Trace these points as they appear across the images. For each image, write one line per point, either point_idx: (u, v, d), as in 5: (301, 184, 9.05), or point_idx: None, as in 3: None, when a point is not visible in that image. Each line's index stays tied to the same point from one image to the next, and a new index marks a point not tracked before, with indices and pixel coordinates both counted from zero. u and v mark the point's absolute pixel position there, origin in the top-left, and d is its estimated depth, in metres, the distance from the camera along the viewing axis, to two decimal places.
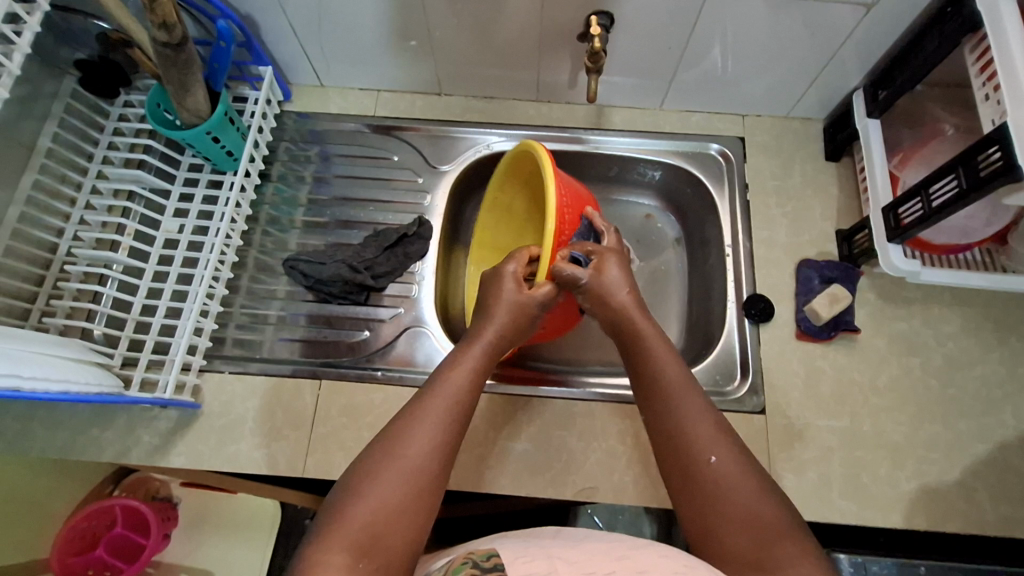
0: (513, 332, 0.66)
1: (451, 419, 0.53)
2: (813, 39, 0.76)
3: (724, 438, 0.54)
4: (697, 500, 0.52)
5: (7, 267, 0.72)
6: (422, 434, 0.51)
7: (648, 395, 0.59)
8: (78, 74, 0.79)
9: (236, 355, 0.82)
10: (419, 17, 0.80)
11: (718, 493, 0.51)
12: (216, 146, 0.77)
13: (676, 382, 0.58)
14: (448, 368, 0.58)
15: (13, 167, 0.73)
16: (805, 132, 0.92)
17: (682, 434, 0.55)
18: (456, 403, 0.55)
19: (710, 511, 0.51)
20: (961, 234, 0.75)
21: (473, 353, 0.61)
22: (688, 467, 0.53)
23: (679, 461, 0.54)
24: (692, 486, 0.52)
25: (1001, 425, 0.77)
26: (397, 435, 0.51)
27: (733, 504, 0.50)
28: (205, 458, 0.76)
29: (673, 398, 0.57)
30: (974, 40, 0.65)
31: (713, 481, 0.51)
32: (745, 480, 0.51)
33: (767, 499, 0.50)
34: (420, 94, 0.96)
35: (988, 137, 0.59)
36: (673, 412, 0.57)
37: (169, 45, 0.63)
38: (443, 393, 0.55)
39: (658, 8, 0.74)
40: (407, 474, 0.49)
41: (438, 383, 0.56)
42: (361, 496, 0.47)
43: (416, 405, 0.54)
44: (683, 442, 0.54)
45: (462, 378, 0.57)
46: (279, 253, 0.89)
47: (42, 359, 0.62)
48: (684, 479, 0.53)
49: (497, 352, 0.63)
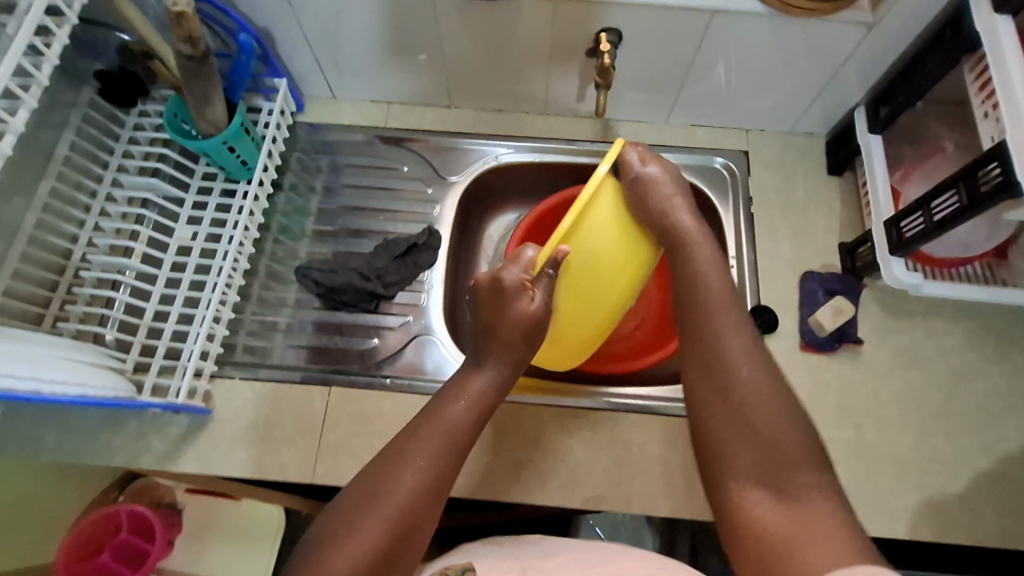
0: (508, 351, 0.60)
1: (442, 456, 0.54)
2: (817, 57, 0.78)
3: (757, 358, 0.57)
4: (732, 420, 0.54)
5: (22, 273, 0.73)
6: (411, 474, 0.52)
7: (691, 304, 0.61)
8: (96, 84, 0.81)
9: (246, 361, 0.83)
10: (433, 31, 0.82)
11: (745, 405, 0.55)
12: (232, 156, 0.79)
13: (719, 302, 0.61)
14: (445, 399, 0.58)
15: (31, 175, 0.74)
16: (808, 147, 0.94)
17: (718, 350, 0.58)
18: (449, 438, 0.55)
19: (742, 416, 0.54)
20: (962, 248, 0.76)
21: (476, 381, 0.59)
22: (716, 376, 0.57)
23: (713, 373, 0.57)
24: (721, 392, 0.56)
25: (1005, 439, 0.78)
26: (389, 472, 0.52)
27: (764, 418, 0.54)
28: (216, 463, 0.78)
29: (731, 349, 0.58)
30: (972, 60, 0.68)
31: (741, 393, 0.55)
32: (776, 400, 0.55)
33: (799, 426, 0.53)
34: (430, 107, 0.98)
35: (989, 154, 0.61)
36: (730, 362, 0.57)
37: (193, 58, 0.65)
38: (437, 429, 0.55)
39: (666, 28, 0.76)
40: (393, 516, 0.50)
41: (433, 417, 0.56)
42: (345, 538, 0.49)
43: (409, 439, 0.54)
44: (721, 358, 0.57)
45: (463, 413, 0.57)
46: (290, 261, 0.90)
47: (61, 363, 0.63)
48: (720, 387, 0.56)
49: (504, 384, 0.61)
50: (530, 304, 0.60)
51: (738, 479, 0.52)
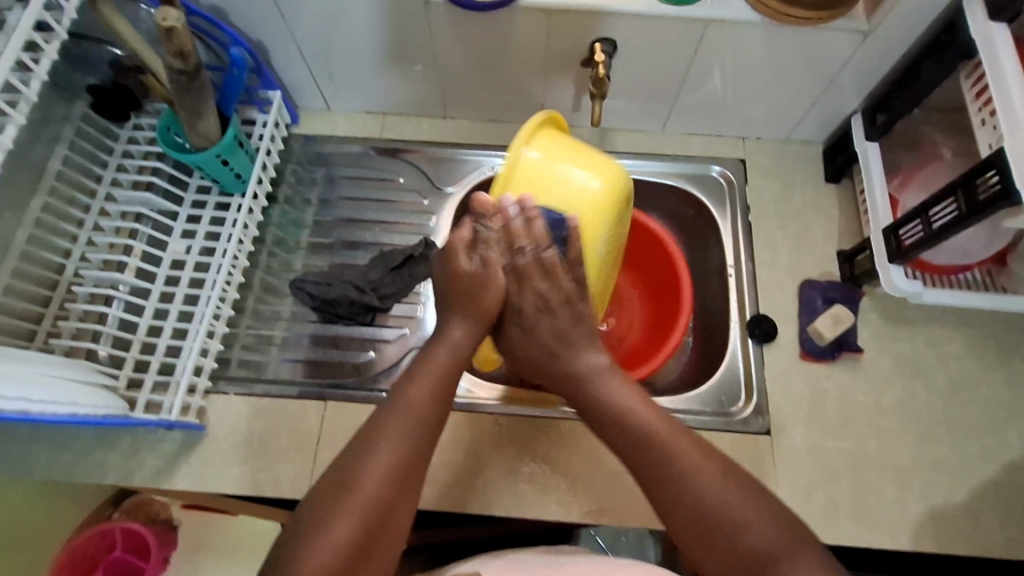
0: (467, 311, 0.63)
1: (407, 440, 0.55)
2: (812, 65, 0.78)
3: (695, 446, 0.55)
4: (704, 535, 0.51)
5: (14, 289, 0.72)
6: (375, 460, 0.52)
7: (632, 441, 0.57)
8: (90, 99, 0.80)
9: (241, 376, 0.82)
10: (428, 43, 0.81)
11: (722, 525, 0.51)
12: (225, 169, 0.78)
13: (659, 428, 0.57)
14: (407, 384, 0.58)
15: (22, 190, 0.73)
16: (805, 155, 0.93)
17: (676, 477, 0.54)
18: (415, 421, 0.56)
19: (710, 529, 0.51)
20: (961, 255, 0.76)
21: (432, 369, 0.60)
22: (686, 516, 0.52)
23: (684, 509, 0.52)
24: (698, 533, 0.51)
25: (1007, 447, 0.77)
26: (353, 462, 0.53)
27: (738, 530, 0.50)
28: (210, 480, 0.77)
29: (659, 456, 0.55)
30: (969, 67, 0.68)
31: (714, 518, 0.51)
32: (741, 502, 0.51)
33: (763, 515, 0.51)
34: (425, 118, 0.97)
35: (987, 162, 0.60)
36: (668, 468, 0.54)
37: (184, 73, 0.64)
38: (400, 414, 0.56)
39: (660, 37, 0.76)
40: (362, 504, 0.50)
41: (395, 402, 0.57)
42: (316, 532, 0.49)
43: (377, 427, 0.55)
44: (681, 485, 0.53)
45: (425, 397, 0.57)
46: (285, 274, 0.89)
47: (51, 381, 0.63)
48: (675, 511, 0.53)
49: (464, 355, 0.62)
50: (466, 263, 0.63)
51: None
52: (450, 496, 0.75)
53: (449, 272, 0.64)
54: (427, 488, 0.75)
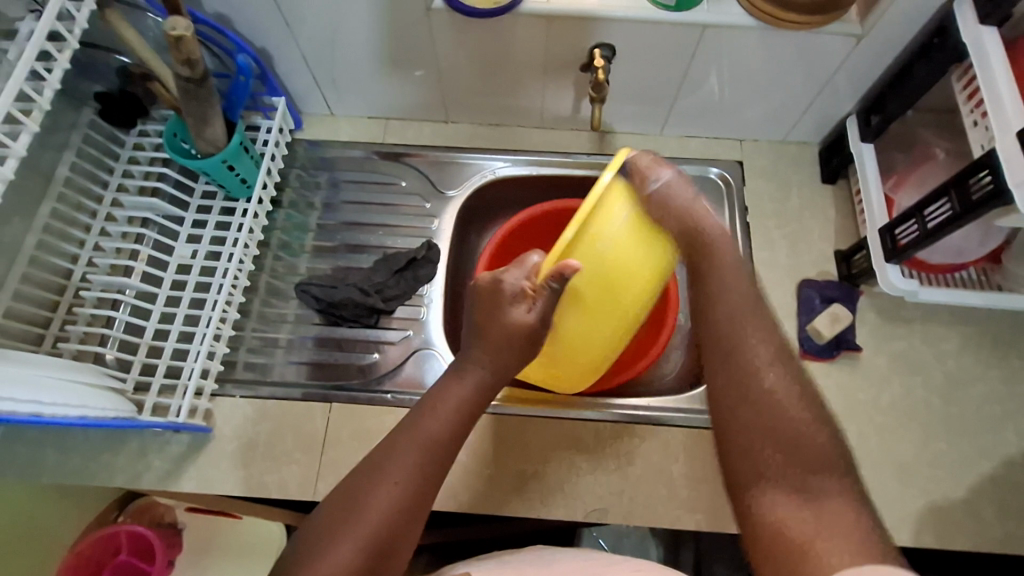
0: (495, 352, 0.61)
1: (420, 468, 0.54)
2: (807, 68, 0.79)
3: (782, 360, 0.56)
4: (763, 424, 0.53)
5: (22, 293, 0.73)
6: (385, 489, 0.52)
7: (740, 319, 0.58)
8: (97, 106, 0.81)
9: (247, 379, 0.83)
10: (430, 48, 0.83)
11: (779, 421, 0.52)
12: (231, 174, 0.79)
13: (750, 322, 0.58)
14: (424, 410, 0.58)
15: (31, 196, 0.74)
16: (801, 156, 0.95)
17: (754, 363, 0.55)
18: (428, 448, 0.56)
19: (769, 420, 0.52)
20: (956, 254, 0.77)
21: (453, 395, 0.60)
22: (755, 398, 0.54)
23: (754, 389, 0.54)
24: (758, 409, 0.53)
25: (1005, 443, 0.78)
26: (363, 490, 0.52)
27: (797, 435, 0.52)
28: (217, 482, 0.77)
29: (744, 341, 0.56)
30: (959, 70, 0.70)
31: (773, 407, 0.53)
32: (808, 421, 0.53)
33: (829, 445, 0.51)
34: (427, 122, 0.99)
35: (979, 162, 0.61)
36: (745, 353, 0.56)
37: (191, 80, 0.65)
38: (414, 442, 0.56)
39: (659, 41, 0.77)
40: (370, 532, 0.50)
41: (410, 429, 0.57)
42: (322, 558, 0.49)
43: (387, 455, 0.55)
44: (755, 370, 0.55)
45: (441, 425, 0.57)
46: (290, 278, 0.90)
47: (62, 384, 0.63)
48: (741, 387, 0.54)
49: (490, 388, 0.61)
50: (526, 314, 0.60)
51: (770, 493, 0.49)
52: (455, 496, 0.76)
53: (491, 312, 0.61)
54: None
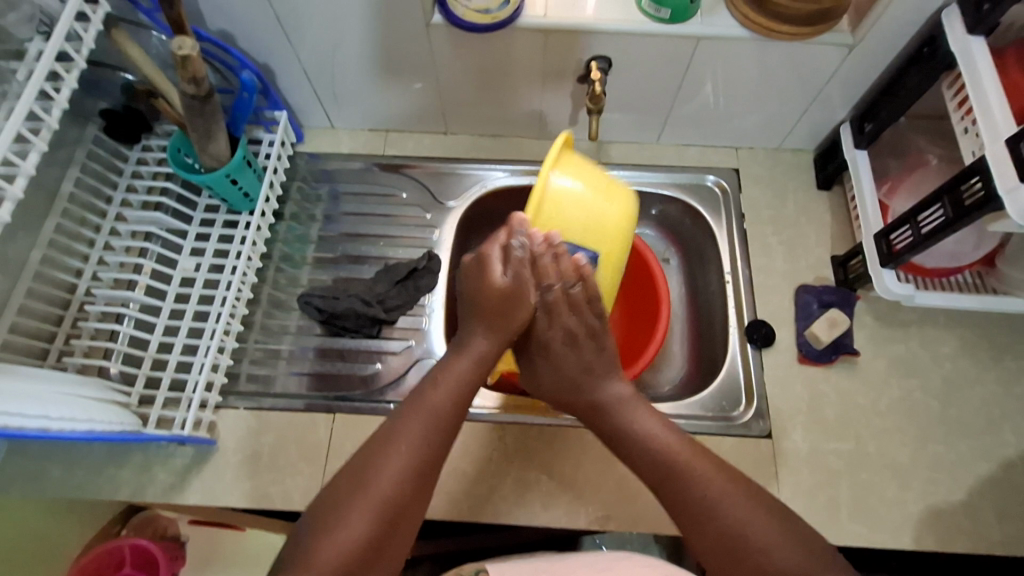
0: (494, 323, 0.64)
1: (425, 441, 0.57)
2: (801, 77, 0.80)
3: (723, 475, 0.58)
4: (734, 559, 0.53)
5: (26, 308, 0.74)
6: (391, 462, 0.55)
7: (661, 465, 0.60)
8: (101, 122, 0.82)
9: (250, 391, 0.84)
10: (429, 62, 0.84)
11: (745, 552, 0.53)
12: (234, 188, 0.80)
13: (678, 450, 0.60)
14: (428, 386, 0.61)
15: (36, 212, 0.75)
16: (797, 163, 0.96)
17: (702, 499, 0.56)
18: (432, 421, 0.58)
19: (734, 543, 0.54)
20: (951, 258, 0.78)
21: (455, 369, 0.62)
22: (711, 537, 0.55)
23: (701, 518, 0.56)
24: (723, 548, 0.54)
25: (1003, 445, 0.78)
26: (370, 464, 0.55)
27: (766, 551, 0.53)
28: (221, 494, 0.78)
29: (684, 473, 0.58)
30: (950, 78, 0.71)
31: (727, 540, 0.54)
32: (763, 524, 0.54)
33: (793, 550, 0.53)
34: (427, 134, 1.00)
35: (971, 169, 0.63)
36: (689, 488, 0.57)
37: (196, 97, 0.66)
38: (418, 416, 0.58)
39: (655, 53, 0.78)
40: (377, 504, 0.53)
41: (414, 404, 0.59)
42: (333, 531, 0.51)
43: (393, 429, 0.57)
44: (706, 505, 0.56)
45: (445, 401, 0.60)
46: (292, 289, 0.91)
47: (68, 399, 0.64)
48: (703, 528, 0.55)
49: (488, 362, 0.64)
50: (501, 275, 0.65)
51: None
52: (458, 505, 0.76)
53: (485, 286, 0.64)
54: (435, 497, 0.76)
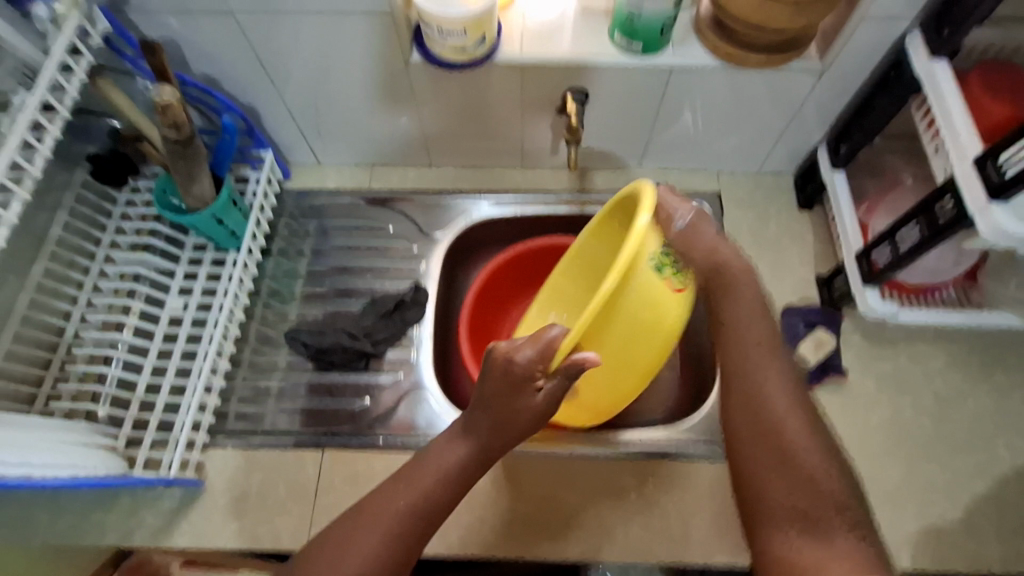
0: (489, 436, 0.58)
1: (418, 511, 0.55)
2: (775, 102, 0.82)
3: (795, 396, 0.56)
4: (763, 454, 0.52)
5: (13, 352, 0.74)
6: (384, 522, 0.54)
7: (740, 358, 0.58)
8: (90, 166, 0.84)
9: (240, 430, 0.83)
10: (411, 99, 0.86)
11: (785, 437, 0.52)
12: (220, 227, 0.81)
13: (750, 346, 0.58)
14: (434, 452, 0.59)
15: (25, 257, 0.76)
16: (777, 185, 0.97)
17: (766, 395, 0.55)
18: (427, 490, 0.56)
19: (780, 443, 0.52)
20: (933, 275, 0.79)
21: (456, 449, 0.58)
22: (765, 414, 0.54)
23: (744, 398, 0.56)
24: (759, 431, 0.54)
25: (996, 460, 0.78)
26: (365, 513, 0.55)
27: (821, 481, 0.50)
28: (209, 537, 0.77)
29: (755, 364, 0.57)
30: (919, 100, 0.73)
31: (779, 433, 0.53)
32: (800, 428, 0.53)
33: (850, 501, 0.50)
34: (412, 168, 1.02)
35: (940, 189, 0.64)
36: (760, 382, 0.56)
37: (179, 142, 0.68)
38: (421, 480, 0.56)
39: (631, 83, 0.80)
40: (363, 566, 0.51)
41: (415, 467, 0.58)
42: None
43: (396, 485, 0.56)
44: (759, 399, 0.55)
45: (441, 481, 0.57)
46: (281, 325, 0.91)
47: (51, 445, 0.64)
48: (754, 415, 0.55)
49: (487, 458, 0.59)
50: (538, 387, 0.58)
51: (779, 530, 0.49)
52: (451, 541, 0.75)
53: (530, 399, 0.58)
54: None
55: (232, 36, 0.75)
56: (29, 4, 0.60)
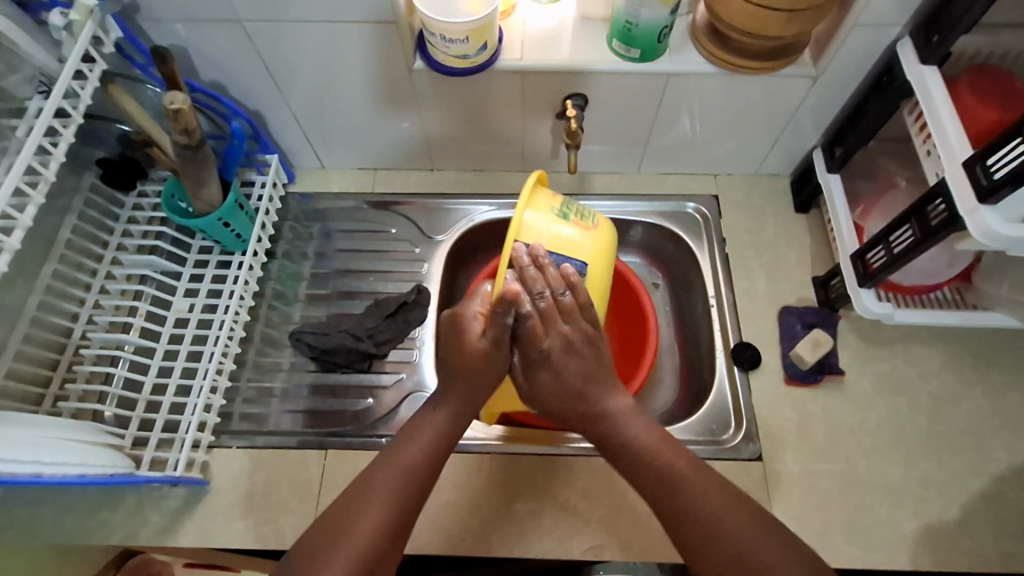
0: (459, 401, 0.67)
1: (404, 485, 0.60)
2: (770, 106, 0.84)
3: (703, 473, 0.61)
4: (702, 548, 0.57)
5: (23, 353, 0.75)
6: (375, 507, 0.58)
7: (656, 467, 0.62)
8: (99, 170, 0.85)
9: (244, 430, 0.84)
10: (413, 103, 0.87)
11: (722, 539, 0.56)
12: (227, 230, 0.83)
13: (660, 449, 0.64)
14: (414, 427, 0.65)
15: (34, 260, 0.77)
16: (774, 187, 0.99)
17: (683, 480, 0.61)
18: (410, 467, 0.62)
19: (710, 526, 0.57)
20: (926, 276, 0.81)
21: (433, 419, 0.66)
22: (694, 511, 0.58)
23: (670, 505, 0.60)
24: (692, 534, 0.58)
25: (992, 459, 0.79)
26: (355, 505, 0.58)
27: (756, 556, 0.54)
28: (214, 536, 0.78)
29: (662, 463, 0.62)
30: (911, 104, 0.74)
31: (711, 532, 0.57)
32: (742, 520, 0.57)
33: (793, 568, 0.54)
34: (414, 171, 1.03)
35: (933, 191, 0.65)
36: (676, 476, 0.61)
37: (189, 147, 0.69)
38: (403, 456, 0.62)
39: (629, 89, 0.82)
40: (359, 549, 0.56)
41: (397, 448, 0.63)
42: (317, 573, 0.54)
43: (380, 468, 0.61)
44: (677, 486, 0.61)
45: (422, 456, 0.63)
46: (285, 327, 0.93)
47: (61, 443, 0.65)
48: (674, 511, 0.59)
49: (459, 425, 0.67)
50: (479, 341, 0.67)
51: None
52: (453, 539, 0.76)
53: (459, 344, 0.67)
54: (427, 531, 0.76)
55: (240, 44, 0.77)
56: (44, 13, 0.63)
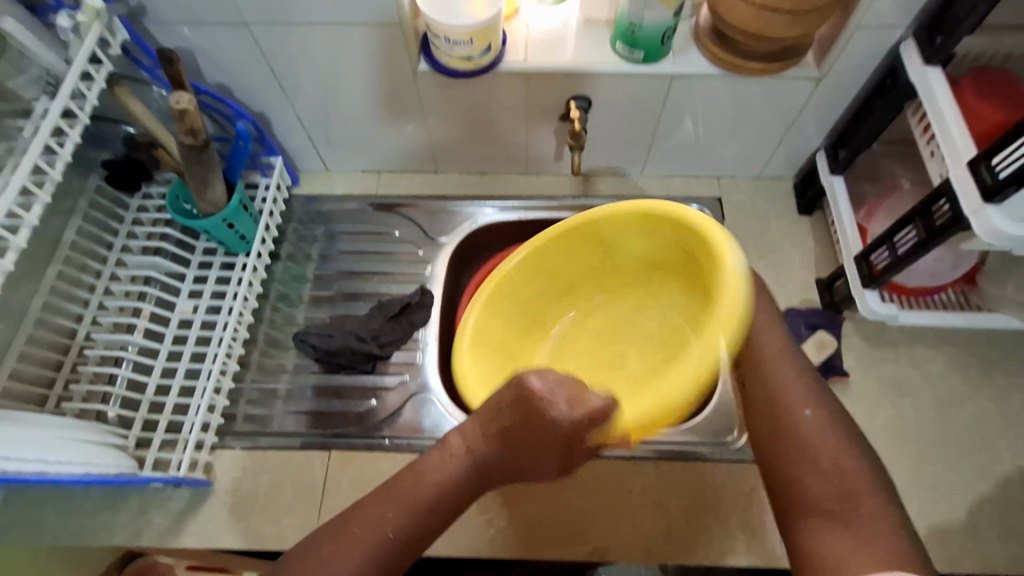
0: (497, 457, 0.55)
1: (405, 528, 0.54)
2: (773, 108, 0.84)
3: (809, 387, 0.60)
4: (786, 444, 0.57)
5: (26, 354, 0.75)
6: (370, 542, 0.53)
7: (765, 369, 0.61)
8: (104, 172, 0.86)
9: (247, 431, 0.84)
10: (418, 105, 0.88)
11: (806, 444, 0.56)
12: (231, 232, 0.83)
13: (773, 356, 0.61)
14: (431, 461, 0.56)
15: (39, 261, 0.78)
16: (777, 189, 0.99)
17: (778, 385, 0.60)
18: (415, 510, 0.55)
19: (798, 427, 0.57)
20: (932, 277, 0.80)
21: (449, 466, 0.55)
22: (786, 411, 0.58)
23: (762, 396, 0.61)
24: (773, 426, 0.59)
25: (998, 461, 0.79)
26: (353, 530, 0.54)
27: (840, 470, 0.54)
28: (217, 537, 0.78)
29: (767, 365, 0.61)
30: (915, 105, 0.74)
31: (801, 432, 0.57)
32: (831, 433, 0.56)
33: (877, 493, 0.52)
34: (418, 174, 1.04)
35: (937, 191, 0.65)
36: (770, 378, 0.60)
37: (194, 147, 0.70)
38: (410, 491, 0.55)
39: (634, 91, 0.82)
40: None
41: (408, 479, 0.56)
42: None
43: (387, 497, 0.55)
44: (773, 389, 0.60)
45: (430, 494, 0.55)
46: (288, 329, 0.92)
47: (65, 442, 0.65)
48: (765, 402, 0.60)
49: (488, 474, 0.56)
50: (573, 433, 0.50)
51: (811, 513, 0.53)
52: (457, 541, 0.75)
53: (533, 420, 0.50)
54: None
55: (245, 46, 0.77)
56: (51, 16, 0.64)
